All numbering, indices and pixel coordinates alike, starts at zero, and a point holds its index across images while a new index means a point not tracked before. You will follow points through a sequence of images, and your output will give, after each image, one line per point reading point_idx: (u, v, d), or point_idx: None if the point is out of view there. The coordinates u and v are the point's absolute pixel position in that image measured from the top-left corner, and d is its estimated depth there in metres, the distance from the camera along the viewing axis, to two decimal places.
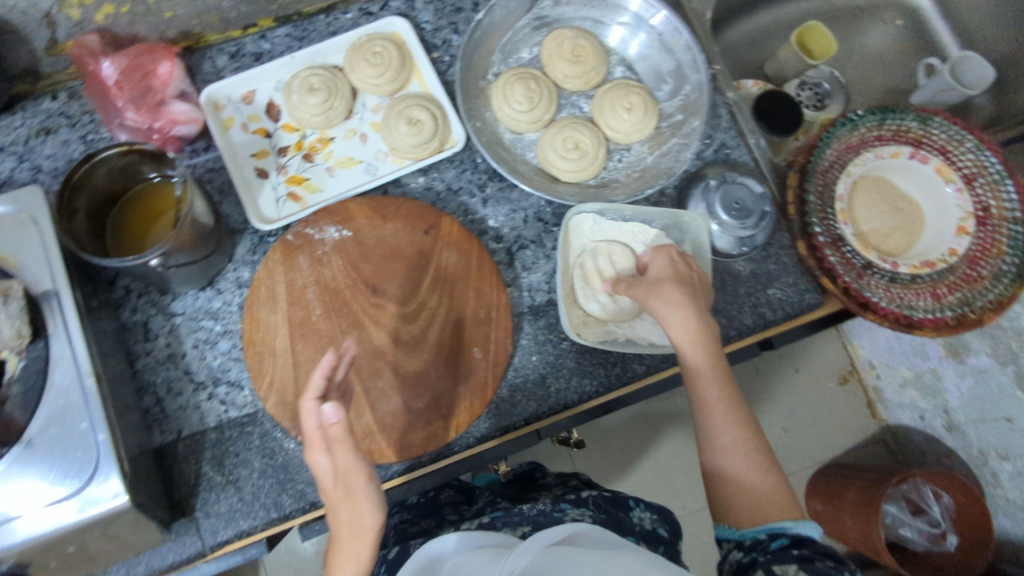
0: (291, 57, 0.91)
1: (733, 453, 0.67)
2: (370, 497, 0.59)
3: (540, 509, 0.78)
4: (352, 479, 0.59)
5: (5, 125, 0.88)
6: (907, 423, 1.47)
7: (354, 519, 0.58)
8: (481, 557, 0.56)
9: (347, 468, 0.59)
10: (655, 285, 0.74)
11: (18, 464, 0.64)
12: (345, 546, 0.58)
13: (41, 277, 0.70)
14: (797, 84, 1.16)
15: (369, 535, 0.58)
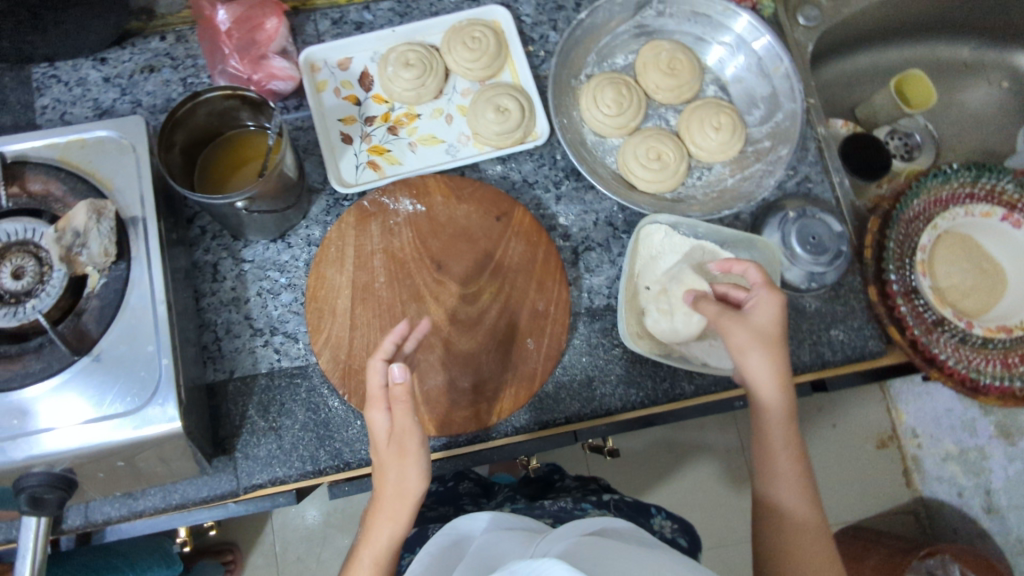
0: (391, 31, 0.93)
1: (796, 520, 0.68)
2: (417, 465, 0.63)
3: (562, 505, 0.78)
4: (405, 441, 0.63)
5: (114, 58, 0.92)
6: (943, 498, 1.41)
7: (399, 480, 0.63)
8: (515, 539, 0.58)
9: (401, 429, 0.63)
10: (761, 328, 0.70)
11: (85, 374, 0.68)
12: (387, 504, 0.63)
13: (132, 203, 0.74)
14: (888, 132, 1.14)
15: (408, 501, 0.63)
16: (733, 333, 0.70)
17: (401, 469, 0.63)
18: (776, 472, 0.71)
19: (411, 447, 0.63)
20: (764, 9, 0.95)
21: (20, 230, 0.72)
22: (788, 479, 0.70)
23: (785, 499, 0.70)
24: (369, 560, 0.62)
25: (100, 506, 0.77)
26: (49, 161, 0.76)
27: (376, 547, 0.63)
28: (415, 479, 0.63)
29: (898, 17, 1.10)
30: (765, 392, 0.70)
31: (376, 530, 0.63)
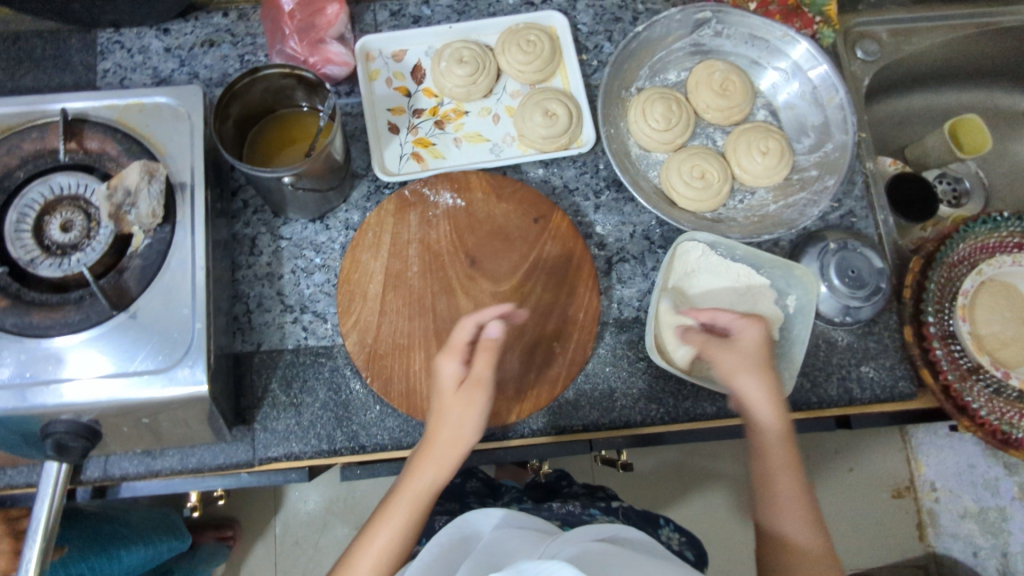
0: (448, 28, 0.94)
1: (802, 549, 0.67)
2: (478, 415, 0.66)
3: (569, 509, 0.79)
4: (474, 388, 0.66)
5: (177, 29, 0.94)
6: (956, 557, 1.34)
7: (456, 426, 0.66)
8: (522, 539, 0.59)
9: (472, 378, 0.67)
10: (741, 361, 0.72)
11: (122, 329, 0.71)
12: (440, 446, 0.66)
13: (183, 168, 0.76)
14: (937, 174, 1.11)
15: (459, 448, 0.66)
16: (722, 358, 0.73)
17: (461, 416, 0.66)
18: (782, 509, 0.70)
19: (478, 397, 0.66)
20: (822, 37, 0.94)
21: (74, 184, 0.75)
22: (795, 516, 0.69)
23: (793, 537, 0.68)
24: (410, 496, 0.65)
25: (119, 461, 0.79)
26: (107, 121, 0.78)
27: (419, 485, 0.65)
28: (472, 428, 0.66)
29: (958, 60, 1.08)
30: (761, 429, 0.72)
31: (424, 469, 0.65)
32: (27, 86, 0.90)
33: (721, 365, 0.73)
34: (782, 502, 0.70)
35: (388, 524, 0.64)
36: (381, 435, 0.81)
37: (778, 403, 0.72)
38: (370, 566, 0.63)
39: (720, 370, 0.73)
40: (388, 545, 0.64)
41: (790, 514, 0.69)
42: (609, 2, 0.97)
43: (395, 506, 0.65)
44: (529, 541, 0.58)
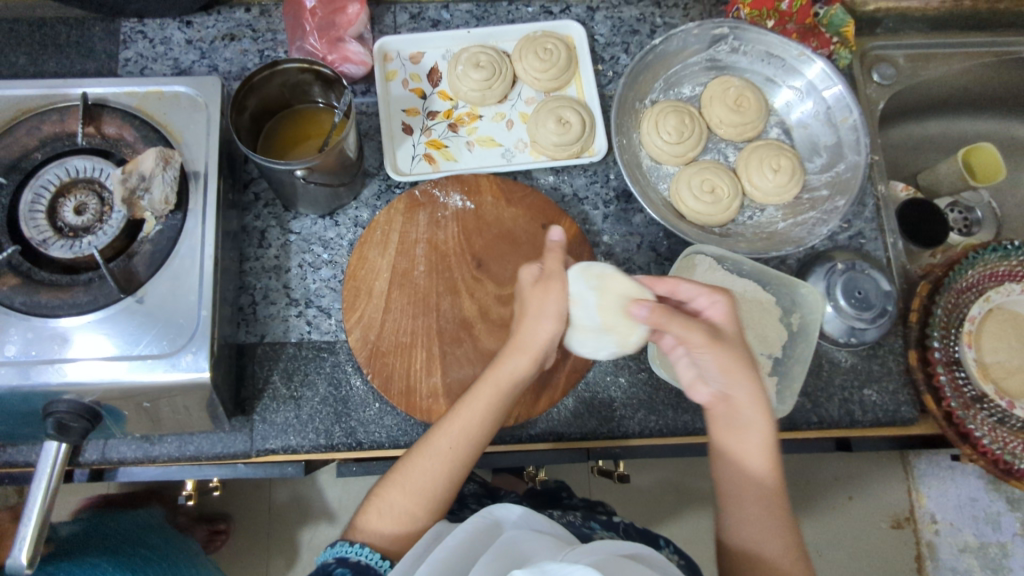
0: (467, 32, 0.95)
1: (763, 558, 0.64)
2: (557, 306, 0.70)
3: (569, 520, 0.78)
4: (551, 281, 0.71)
5: (199, 22, 0.95)
6: None
7: (538, 318, 0.70)
8: (541, 543, 0.57)
9: (547, 274, 0.72)
10: (740, 360, 0.66)
11: (128, 313, 0.71)
12: (524, 339, 0.70)
13: (197, 158, 0.77)
14: (949, 203, 1.11)
15: (540, 338, 0.69)
16: (716, 354, 0.65)
17: (541, 309, 0.70)
18: (759, 512, 0.66)
19: (553, 289, 0.71)
20: (839, 58, 0.95)
21: (89, 168, 0.76)
22: (772, 522, 0.65)
23: (768, 547, 0.64)
24: (492, 383, 0.68)
25: (118, 445, 0.80)
26: (126, 108, 0.79)
27: (502, 372, 0.69)
28: (552, 319, 0.69)
29: (974, 88, 1.08)
30: (749, 432, 0.66)
31: (508, 358, 0.69)
32: (49, 71, 0.91)
33: (718, 365, 0.65)
34: (757, 506, 0.66)
35: (468, 406, 0.68)
36: (378, 433, 0.81)
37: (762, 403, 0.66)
38: (448, 441, 0.66)
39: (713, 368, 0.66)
40: (468, 424, 0.67)
41: (767, 520, 0.65)
42: (627, 15, 0.97)
43: (478, 390, 0.68)
44: (548, 546, 0.57)
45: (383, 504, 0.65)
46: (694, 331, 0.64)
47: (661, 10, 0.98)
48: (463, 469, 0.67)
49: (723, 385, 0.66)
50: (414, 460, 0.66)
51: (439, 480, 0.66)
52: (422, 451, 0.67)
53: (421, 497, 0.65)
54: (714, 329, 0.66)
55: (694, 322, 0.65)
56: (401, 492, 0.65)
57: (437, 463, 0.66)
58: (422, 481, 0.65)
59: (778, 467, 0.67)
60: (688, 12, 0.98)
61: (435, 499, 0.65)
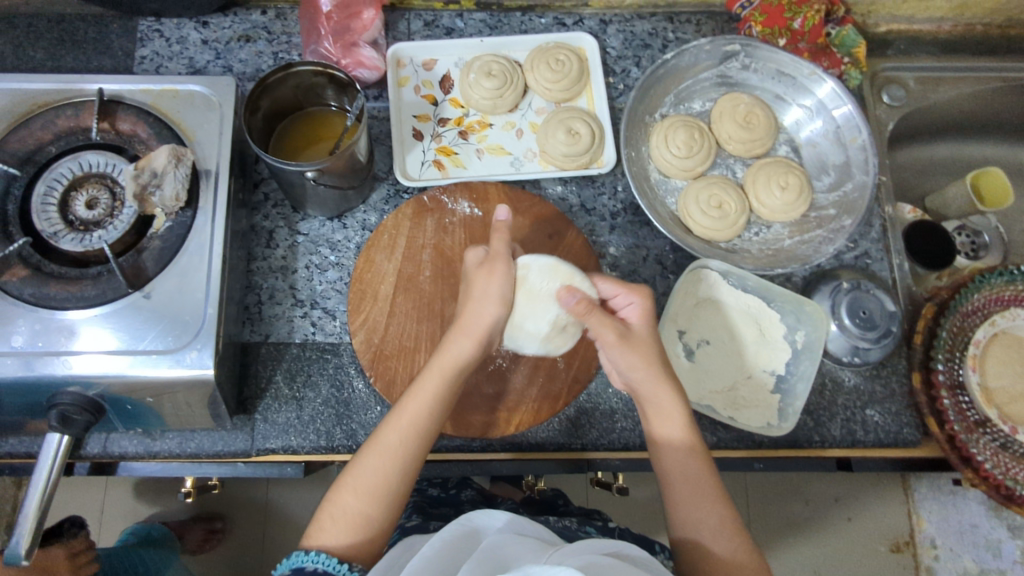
0: (480, 41, 0.96)
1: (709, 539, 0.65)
2: (501, 288, 0.71)
3: (566, 524, 0.78)
4: (495, 263, 0.72)
5: (215, 23, 0.96)
6: None
7: (482, 301, 0.71)
8: (525, 546, 0.57)
9: (491, 256, 0.73)
10: (652, 352, 0.69)
11: (134, 308, 0.72)
12: (468, 322, 0.70)
13: (209, 156, 0.78)
14: (956, 225, 1.09)
15: (484, 319, 0.70)
16: (627, 350, 0.69)
17: (485, 293, 0.71)
18: (691, 489, 0.67)
19: (498, 270, 0.72)
20: (850, 78, 0.95)
21: (102, 163, 0.77)
22: (705, 496, 0.66)
23: (705, 521, 0.65)
24: (438, 369, 0.67)
25: (119, 439, 0.80)
26: (140, 104, 0.80)
27: (448, 356, 0.68)
28: (496, 301, 0.71)
29: (985, 112, 1.08)
30: (671, 414, 0.68)
31: (452, 343, 0.69)
32: (67, 66, 0.93)
33: (630, 364, 0.69)
34: (689, 483, 0.67)
35: (416, 397, 0.66)
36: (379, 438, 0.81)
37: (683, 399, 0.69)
38: (397, 435, 0.64)
39: (630, 366, 0.69)
40: (417, 416, 0.65)
41: (699, 494, 0.66)
42: (640, 29, 0.98)
43: (423, 380, 0.67)
44: (532, 549, 0.56)
45: (336, 510, 0.61)
46: (607, 329, 0.69)
47: (674, 26, 0.98)
48: (416, 463, 0.65)
49: (644, 388, 0.69)
50: (364, 459, 0.63)
51: (393, 477, 0.63)
52: (370, 450, 0.64)
53: (375, 497, 0.62)
54: (623, 326, 0.70)
55: (608, 320, 0.69)
56: (354, 494, 0.62)
57: (387, 461, 0.63)
58: (375, 481, 0.62)
59: (701, 445, 0.69)
60: (700, 28, 0.99)
61: (389, 497, 0.62)
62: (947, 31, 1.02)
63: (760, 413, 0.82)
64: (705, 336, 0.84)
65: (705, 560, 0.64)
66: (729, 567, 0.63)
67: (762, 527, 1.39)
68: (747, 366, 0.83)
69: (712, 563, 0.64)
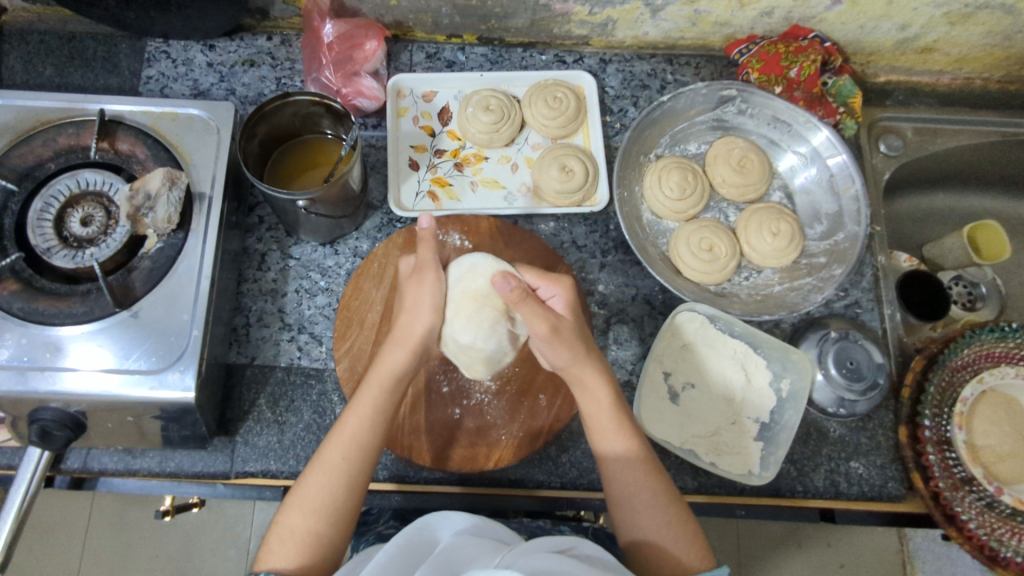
0: (479, 76, 0.97)
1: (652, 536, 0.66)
2: (431, 296, 0.72)
3: (539, 523, 0.77)
4: (424, 272, 0.73)
5: (222, 47, 0.98)
6: None
7: (413, 312, 0.72)
8: (480, 547, 0.58)
9: (419, 265, 0.73)
10: (580, 349, 0.69)
11: (120, 327, 0.72)
12: (401, 333, 0.71)
13: (204, 179, 0.79)
14: (953, 276, 1.08)
15: (416, 330, 0.71)
16: (559, 349, 0.69)
17: (416, 304, 0.72)
18: (622, 466, 0.68)
19: (427, 279, 0.73)
20: (844, 128, 0.95)
21: (99, 182, 0.78)
22: (637, 472, 0.68)
23: (638, 497, 0.67)
24: (376, 382, 0.67)
25: (100, 456, 0.80)
26: (140, 126, 0.81)
27: (383, 368, 0.68)
28: (428, 311, 0.72)
29: (984, 164, 1.08)
30: (606, 415, 0.70)
31: (387, 355, 0.69)
32: (74, 83, 0.95)
33: (558, 355, 0.69)
34: (622, 460, 0.69)
35: (355, 412, 0.66)
36: None
37: (618, 405, 0.70)
38: (339, 451, 0.64)
39: (557, 356, 0.69)
40: (358, 431, 0.65)
41: (630, 469, 0.68)
42: (639, 70, 1.00)
43: (361, 395, 0.67)
44: (487, 551, 0.57)
45: (284, 530, 0.61)
46: (538, 318, 0.67)
47: (673, 68, 1.00)
48: (362, 479, 0.64)
49: (570, 369, 0.70)
50: (308, 477, 0.63)
51: (340, 493, 0.62)
52: (315, 468, 0.63)
53: (322, 514, 0.61)
54: (556, 318, 0.68)
55: (539, 308, 0.67)
56: (301, 513, 0.61)
57: (331, 477, 0.63)
58: (321, 497, 0.62)
59: (632, 426, 0.70)
60: (699, 71, 1.00)
61: (337, 513, 0.62)
62: (945, 84, 1.04)
63: (742, 460, 0.81)
64: (690, 379, 0.84)
65: (639, 531, 0.66)
66: (660, 538, 0.65)
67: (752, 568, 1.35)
68: (731, 411, 0.82)
69: (645, 534, 0.66)
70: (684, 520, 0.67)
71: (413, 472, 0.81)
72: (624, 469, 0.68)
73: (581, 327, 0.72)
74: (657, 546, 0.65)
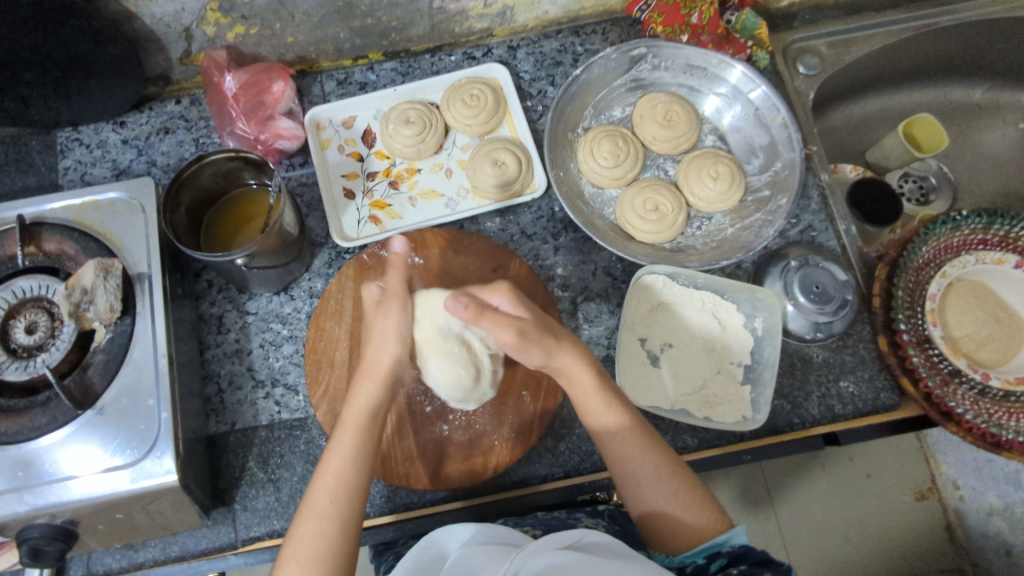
0: (393, 91, 0.96)
1: (664, 508, 0.66)
2: (396, 325, 0.72)
3: (554, 514, 0.77)
4: (392, 305, 0.72)
5: (133, 121, 0.97)
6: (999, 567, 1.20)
7: (380, 344, 0.72)
8: (487, 555, 0.57)
9: (387, 295, 0.73)
10: (551, 341, 0.69)
11: (87, 428, 0.71)
12: (370, 367, 0.70)
13: (139, 260, 0.78)
14: (900, 176, 1.12)
15: (384, 360, 0.70)
16: (532, 347, 0.68)
17: (383, 336, 0.72)
18: (618, 442, 0.68)
19: (393, 309, 0.72)
20: (758, 60, 0.97)
21: (36, 286, 0.76)
22: (634, 445, 0.67)
23: (641, 470, 0.67)
24: (351, 420, 0.68)
25: (102, 557, 0.79)
26: (64, 222, 0.79)
27: (357, 407, 0.68)
28: (393, 341, 0.71)
29: (902, 63, 1.10)
30: (595, 399, 0.69)
31: (358, 390, 0.69)
32: None
33: (532, 358, 0.69)
34: (616, 437, 0.68)
35: (335, 455, 0.65)
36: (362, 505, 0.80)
37: (609, 388, 0.70)
38: (325, 495, 0.63)
39: (534, 360, 0.69)
40: (341, 474, 0.64)
41: (627, 443, 0.68)
42: (548, 48, 1.00)
43: (339, 438, 0.67)
44: (495, 556, 0.56)
45: None
46: (502, 328, 0.66)
47: (581, 39, 1.00)
48: (352, 520, 0.63)
49: (551, 363, 0.70)
50: (299, 529, 0.62)
51: (333, 538, 0.61)
52: (303, 518, 0.62)
53: (320, 560, 0.59)
54: (520, 321, 0.68)
55: (501, 318, 0.67)
56: (297, 564, 0.59)
57: (323, 523, 0.61)
58: (314, 545, 0.60)
59: (621, 401, 0.70)
60: (607, 36, 1.01)
61: (336, 554, 0.60)
62: None
63: (734, 407, 0.81)
64: (667, 339, 0.83)
65: (649, 507, 0.67)
66: (671, 509, 0.66)
67: (792, 514, 1.28)
68: (713, 361, 0.82)
69: (656, 509, 0.66)
70: (692, 486, 0.67)
71: (418, 497, 0.80)
72: (623, 447, 0.68)
73: (550, 323, 0.71)
74: (670, 518, 0.66)
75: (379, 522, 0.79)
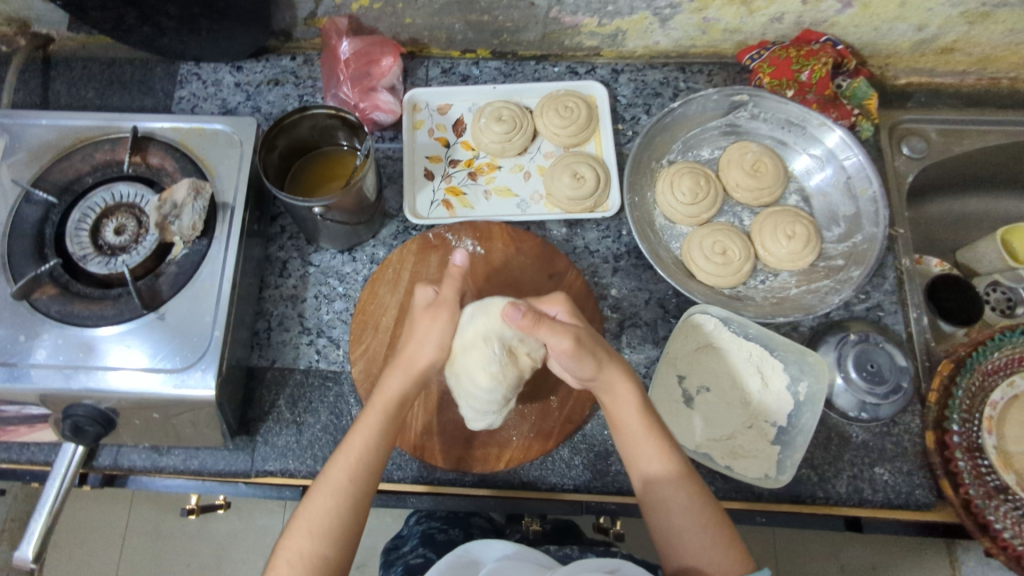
0: (493, 88, 1.00)
1: (696, 553, 0.64)
2: (441, 329, 0.73)
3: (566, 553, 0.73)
4: (440, 308, 0.74)
5: (248, 68, 1.03)
6: None
7: (421, 342, 0.73)
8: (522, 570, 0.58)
9: (438, 300, 0.74)
10: (603, 354, 0.70)
11: (146, 329, 0.75)
12: (406, 359, 0.72)
13: (227, 189, 0.82)
14: (989, 283, 1.04)
15: (421, 359, 0.72)
16: (585, 361, 0.69)
17: (425, 334, 0.73)
18: (657, 482, 0.67)
19: (442, 315, 0.74)
20: (861, 130, 0.95)
21: (132, 193, 0.82)
22: (671, 486, 0.66)
23: (675, 506, 0.66)
24: (379, 406, 0.69)
25: (129, 452, 0.83)
26: (169, 141, 0.85)
27: (386, 393, 0.69)
28: (434, 342, 0.73)
29: (1016, 165, 1.06)
30: (639, 435, 0.69)
31: (389, 380, 0.70)
32: (113, 105, 1.00)
33: (584, 368, 0.69)
34: (660, 475, 0.67)
35: (360, 435, 0.67)
36: None
37: (655, 425, 0.69)
38: (344, 472, 0.65)
39: (584, 371, 0.69)
40: (362, 455, 0.66)
41: (666, 484, 0.67)
42: (651, 78, 1.01)
43: (365, 417, 0.69)
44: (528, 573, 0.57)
45: (292, 554, 0.61)
46: (559, 335, 0.67)
47: (686, 75, 1.02)
48: (363, 505, 0.65)
49: (597, 379, 0.70)
50: (316, 499, 0.64)
51: (344, 516, 0.63)
52: (320, 490, 0.64)
53: (328, 536, 0.62)
54: (577, 329, 0.69)
55: (559, 325, 0.68)
56: (307, 535, 0.62)
57: (337, 499, 0.64)
58: (326, 521, 0.62)
59: (672, 448, 0.69)
60: (712, 77, 1.01)
61: (344, 532, 0.63)
62: (970, 84, 1.03)
63: (759, 464, 0.78)
64: (705, 382, 0.82)
65: (672, 538, 0.65)
66: (705, 558, 0.63)
67: None
68: (747, 415, 0.80)
69: (683, 548, 0.64)
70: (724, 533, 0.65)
71: (426, 472, 0.81)
72: (661, 487, 0.67)
73: (593, 340, 0.71)
74: (692, 552, 0.64)
75: (384, 488, 0.81)
